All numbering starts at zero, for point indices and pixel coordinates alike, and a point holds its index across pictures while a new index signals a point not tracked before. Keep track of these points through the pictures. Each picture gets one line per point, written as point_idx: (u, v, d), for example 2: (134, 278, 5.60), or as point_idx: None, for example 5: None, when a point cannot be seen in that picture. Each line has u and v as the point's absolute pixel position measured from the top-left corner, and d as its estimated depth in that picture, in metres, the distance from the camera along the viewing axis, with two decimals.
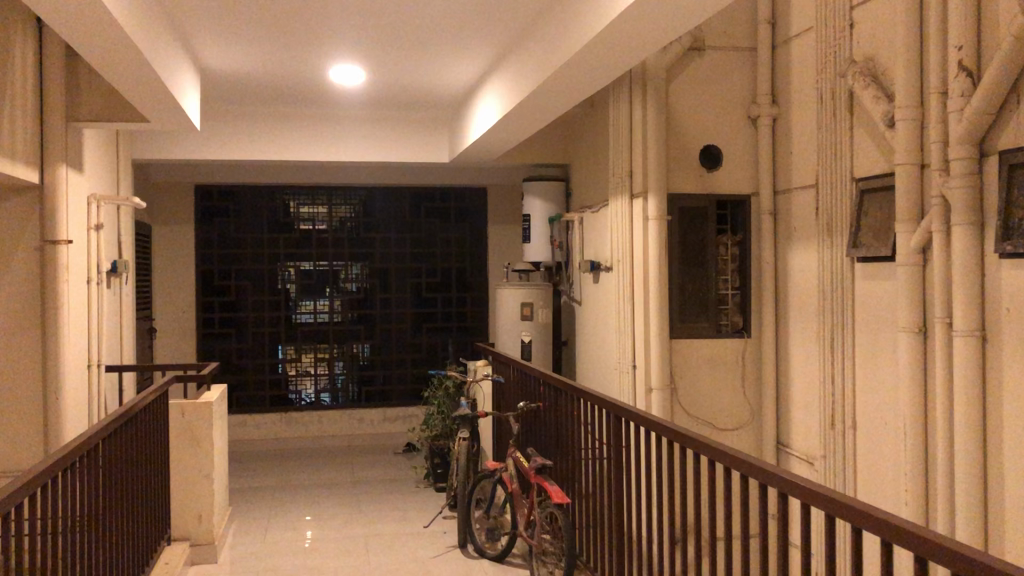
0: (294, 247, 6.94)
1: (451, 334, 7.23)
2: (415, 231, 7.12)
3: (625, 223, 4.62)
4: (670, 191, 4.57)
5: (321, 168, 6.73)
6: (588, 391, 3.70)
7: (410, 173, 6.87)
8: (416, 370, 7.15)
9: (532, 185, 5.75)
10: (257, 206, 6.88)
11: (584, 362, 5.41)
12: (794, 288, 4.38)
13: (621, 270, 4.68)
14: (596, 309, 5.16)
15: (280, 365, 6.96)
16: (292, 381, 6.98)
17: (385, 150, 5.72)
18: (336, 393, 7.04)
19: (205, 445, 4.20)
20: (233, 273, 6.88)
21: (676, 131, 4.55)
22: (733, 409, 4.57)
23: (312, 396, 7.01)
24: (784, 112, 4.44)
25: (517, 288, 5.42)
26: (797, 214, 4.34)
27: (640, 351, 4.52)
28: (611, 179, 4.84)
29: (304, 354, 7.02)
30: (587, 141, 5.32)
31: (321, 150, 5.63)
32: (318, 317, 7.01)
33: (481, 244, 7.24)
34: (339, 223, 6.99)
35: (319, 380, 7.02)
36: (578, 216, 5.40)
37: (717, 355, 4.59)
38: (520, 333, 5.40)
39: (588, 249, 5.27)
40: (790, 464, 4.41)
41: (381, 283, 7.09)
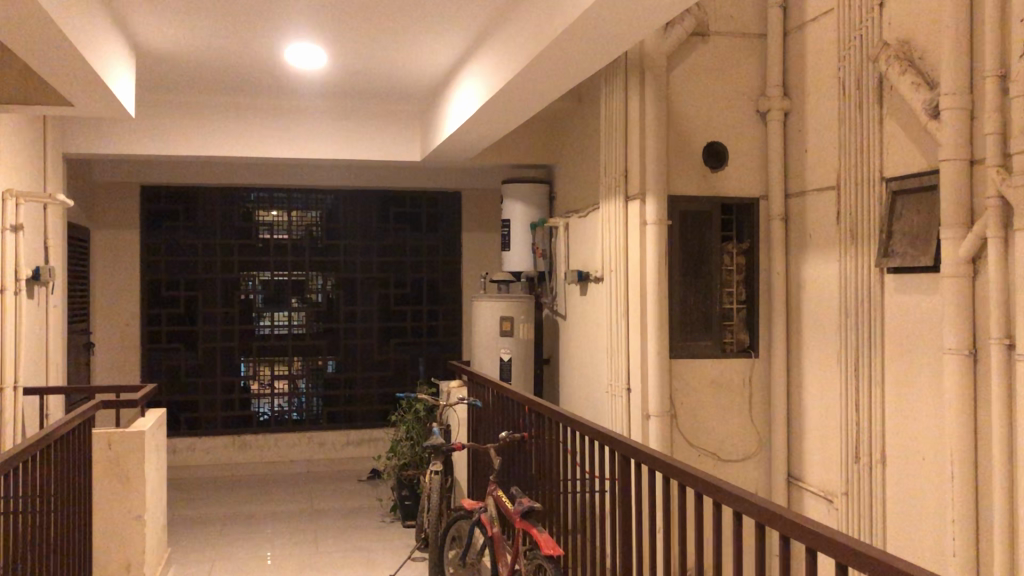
0: (250, 254, 6.37)
1: (422, 350, 6.67)
2: (384, 238, 6.57)
3: (620, 228, 4.12)
4: (670, 193, 4.06)
5: (281, 168, 6.16)
6: (580, 419, 3.17)
7: (378, 175, 6.32)
8: (383, 389, 6.59)
9: (512, 187, 5.24)
10: (211, 209, 6.29)
11: (569, 383, 4.90)
12: (809, 304, 3.90)
13: (615, 281, 4.17)
14: (585, 326, 4.65)
15: (242, 382, 6.38)
16: (252, 396, 6.39)
17: (350, 147, 5.18)
18: (298, 410, 6.46)
19: (136, 480, 3.63)
20: (182, 282, 6.28)
21: (677, 125, 4.05)
22: (739, 438, 4.08)
23: (271, 413, 6.42)
24: (800, 106, 3.97)
25: (495, 300, 4.89)
26: (812, 219, 3.87)
27: (636, 373, 4.00)
28: (603, 179, 4.33)
29: (264, 367, 6.43)
30: (574, 139, 4.82)
31: (280, 146, 5.08)
32: (276, 331, 6.43)
33: (456, 253, 6.70)
34: (300, 228, 6.43)
35: (278, 396, 6.43)
36: (564, 221, 4.91)
37: (722, 379, 4.09)
38: (499, 350, 4.88)
39: (576, 258, 4.76)
40: (806, 501, 3.92)
41: (345, 294, 6.52)
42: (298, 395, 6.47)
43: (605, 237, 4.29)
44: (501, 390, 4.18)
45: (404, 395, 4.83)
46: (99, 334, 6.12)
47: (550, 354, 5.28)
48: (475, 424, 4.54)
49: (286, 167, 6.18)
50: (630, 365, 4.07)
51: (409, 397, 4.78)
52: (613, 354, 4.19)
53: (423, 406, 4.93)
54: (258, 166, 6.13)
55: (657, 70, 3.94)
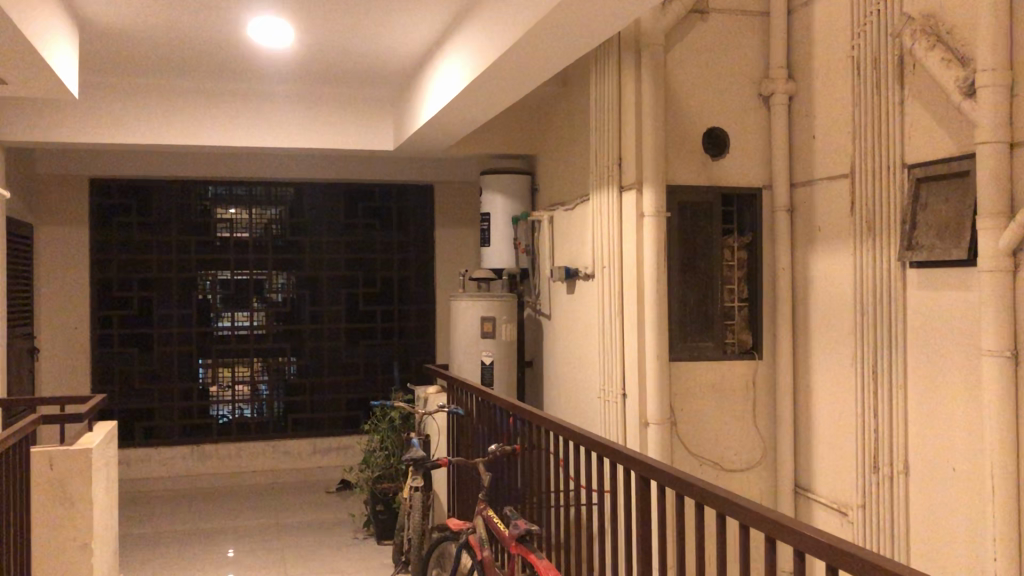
0: (209, 252, 5.97)
1: (392, 352, 6.30)
2: (351, 234, 6.20)
3: (614, 221, 3.81)
4: (669, 182, 3.75)
5: (241, 160, 5.77)
6: (579, 430, 2.85)
7: (346, 167, 5.94)
8: (352, 394, 6.22)
9: (491, 179, 4.91)
10: (165, 204, 5.88)
11: (555, 387, 4.59)
12: (817, 301, 3.63)
13: (608, 278, 3.86)
14: (573, 326, 4.34)
15: (201, 378, 5.98)
16: (212, 400, 5.99)
17: (318, 135, 4.82)
18: (260, 406, 6.07)
19: (82, 504, 3.24)
20: (135, 282, 5.86)
21: (675, 109, 3.75)
22: (742, 446, 3.80)
23: (231, 415, 6.02)
24: (806, 89, 3.69)
25: (476, 299, 4.57)
26: (822, 211, 3.60)
27: (633, 377, 3.70)
28: (594, 168, 4.02)
29: (222, 369, 6.02)
30: (560, 127, 4.51)
31: (241, 134, 4.70)
32: (237, 333, 6.03)
33: (428, 249, 6.34)
34: (262, 226, 6.05)
35: (237, 393, 6.03)
36: (548, 215, 4.59)
37: (724, 382, 3.80)
38: (480, 353, 4.55)
39: (562, 254, 4.45)
40: (815, 513, 3.65)
41: (310, 294, 6.15)
42: (261, 401, 6.08)
43: (596, 230, 3.99)
44: (485, 398, 3.85)
45: (378, 402, 4.49)
46: (44, 338, 5.68)
47: (532, 355, 4.97)
48: (456, 433, 4.21)
49: (246, 158, 5.78)
50: (626, 369, 3.77)
51: (384, 405, 4.44)
52: (607, 357, 3.89)
53: (398, 414, 4.59)
54: (216, 157, 5.73)
55: (654, 49, 3.63)
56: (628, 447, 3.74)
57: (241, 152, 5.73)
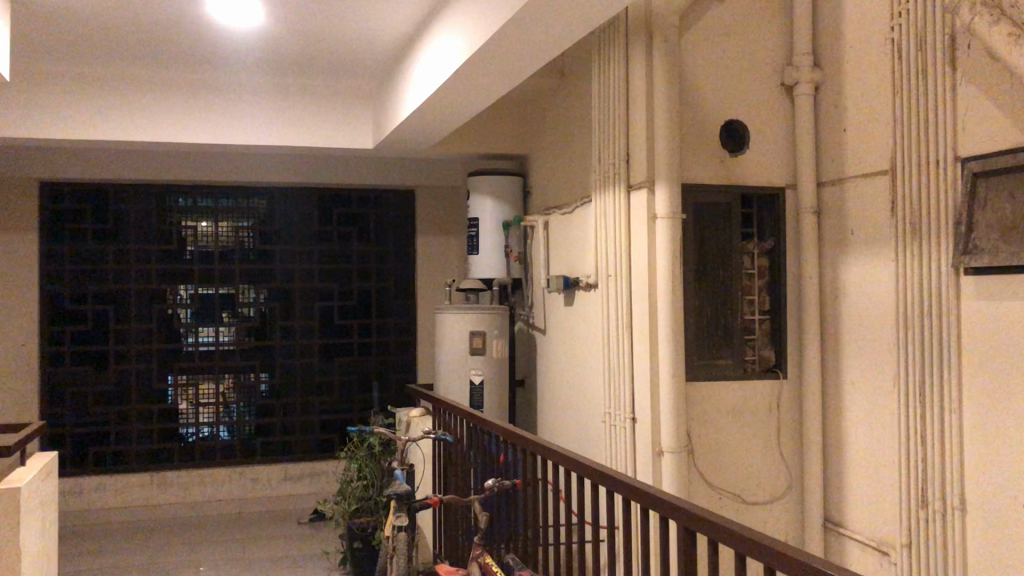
0: (171, 261, 5.49)
1: (370, 370, 5.84)
2: (326, 242, 5.75)
3: (622, 223, 3.40)
4: (684, 180, 3.34)
5: (206, 161, 5.31)
6: (592, 463, 2.44)
7: (322, 170, 5.49)
8: (327, 415, 5.75)
9: (478, 180, 4.49)
10: (124, 210, 5.41)
11: (552, 409, 4.16)
12: (850, 314, 3.24)
13: (615, 288, 3.45)
14: (573, 342, 3.92)
15: (170, 393, 5.51)
16: (182, 416, 5.52)
17: (291, 131, 4.39)
18: (235, 426, 5.60)
19: (9, 551, 2.77)
20: (89, 294, 5.37)
21: (691, 99, 3.35)
22: (765, 476, 3.39)
23: (196, 434, 5.53)
24: (835, 77, 3.32)
25: (463, 313, 4.13)
26: (855, 213, 3.22)
27: (645, 401, 3.28)
28: (597, 166, 3.61)
29: (200, 381, 5.57)
30: (556, 123, 4.11)
31: (205, 128, 4.26)
32: (202, 350, 5.56)
33: (409, 259, 5.89)
34: (232, 237, 5.59)
35: (202, 411, 5.55)
36: (544, 219, 4.19)
37: (746, 405, 3.39)
38: (469, 372, 4.13)
39: (560, 263, 4.04)
40: (849, 553, 3.24)
41: (281, 308, 5.69)
42: (227, 424, 5.59)
43: (600, 236, 3.58)
44: (478, 424, 3.42)
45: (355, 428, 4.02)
46: None
47: (525, 374, 4.55)
48: (444, 462, 3.78)
49: (213, 157, 5.31)
50: (636, 391, 3.35)
51: (361, 430, 3.97)
52: (614, 377, 3.47)
53: (377, 441, 4.13)
54: (179, 157, 5.26)
55: (667, 32, 3.24)
56: (639, 479, 3.31)
57: (206, 152, 5.27)
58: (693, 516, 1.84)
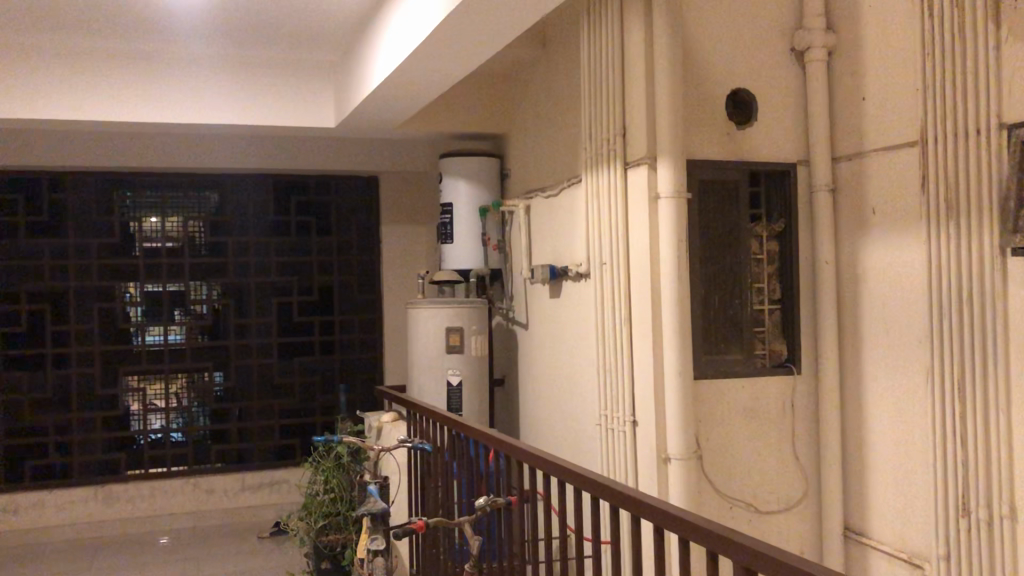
0: (114, 255, 5.03)
1: (333, 370, 5.41)
2: (283, 233, 5.32)
3: (619, 205, 3.06)
4: (688, 155, 2.99)
5: (151, 145, 4.82)
6: (591, 476, 2.08)
7: (279, 153, 5.04)
8: (287, 419, 5.32)
9: (451, 161, 4.11)
10: (63, 201, 4.94)
11: (537, 412, 3.80)
12: (871, 302, 2.92)
13: (611, 277, 3.10)
14: (560, 338, 3.57)
15: (121, 397, 5.04)
16: (134, 418, 5.07)
17: (244, 108, 4.00)
18: (190, 431, 5.16)
19: None
20: (23, 293, 4.87)
21: (694, 66, 3.01)
22: (779, 483, 3.07)
23: (152, 435, 5.09)
24: (851, 41, 3.00)
25: (439, 307, 3.76)
26: (876, 190, 2.90)
27: (649, 402, 2.94)
28: (587, 142, 3.26)
29: (153, 382, 5.12)
30: (538, 99, 3.74)
31: (148, 106, 3.86)
32: (149, 351, 5.10)
33: (373, 250, 5.47)
34: (184, 232, 5.15)
35: (155, 415, 5.11)
36: (525, 203, 3.84)
37: (758, 404, 3.06)
38: (446, 372, 3.75)
39: (544, 251, 3.69)
40: (874, 568, 2.91)
41: (236, 305, 5.25)
42: (180, 433, 5.15)
43: (591, 220, 3.23)
44: (461, 432, 3.05)
45: (320, 438, 3.56)
46: None
47: (505, 373, 4.18)
48: (422, 473, 3.41)
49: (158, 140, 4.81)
50: (638, 391, 3.01)
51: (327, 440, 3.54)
52: (612, 376, 3.13)
53: (345, 453, 3.72)
54: (121, 140, 4.78)
55: None
56: (642, 489, 2.97)
57: (151, 135, 4.78)
58: (747, 551, 1.45)
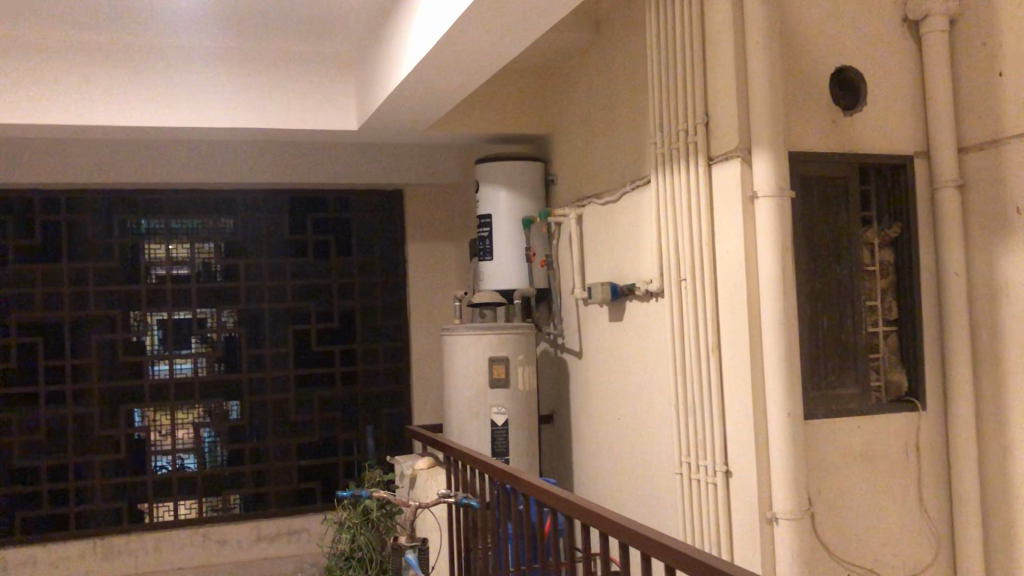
0: (114, 280, 4.44)
1: (358, 402, 4.77)
2: (300, 254, 4.71)
3: (703, 208, 2.54)
4: (790, 146, 2.44)
5: (152, 152, 4.20)
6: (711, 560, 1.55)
7: (293, 159, 4.40)
8: (306, 461, 4.68)
9: (488, 167, 3.58)
10: (56, 221, 4.37)
11: (596, 455, 3.26)
12: (1015, 320, 2.37)
13: (695, 296, 2.58)
14: (625, 370, 3.03)
15: (139, 432, 4.44)
16: (150, 454, 4.46)
17: (252, 108, 3.49)
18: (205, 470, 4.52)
19: None
20: (11, 325, 4.29)
21: (793, 40, 2.47)
22: (905, 543, 2.51)
23: (168, 465, 4.48)
24: (979, 6, 2.46)
25: (480, 333, 3.23)
26: (1017, 183, 2.35)
27: (749, 447, 2.40)
28: (658, 136, 2.73)
29: (163, 414, 4.50)
30: (592, 91, 3.21)
31: (143, 107, 3.35)
32: (154, 386, 4.50)
33: (397, 272, 4.86)
34: (205, 260, 4.58)
35: (171, 445, 4.48)
36: (576, 213, 3.32)
37: (878, 448, 2.51)
38: (490, 410, 3.22)
39: (602, 267, 3.17)
40: None
41: (249, 333, 4.62)
42: (195, 480, 4.51)
43: (665, 230, 2.70)
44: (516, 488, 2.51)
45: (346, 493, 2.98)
46: None
47: (554, 408, 3.65)
48: (467, 534, 2.88)
49: (162, 147, 4.18)
50: (732, 433, 2.47)
51: (357, 495, 2.89)
52: (696, 416, 2.59)
53: (377, 512, 3.17)
54: (118, 149, 4.16)
55: None
56: (742, 555, 2.43)
57: (152, 142, 4.20)
58: None
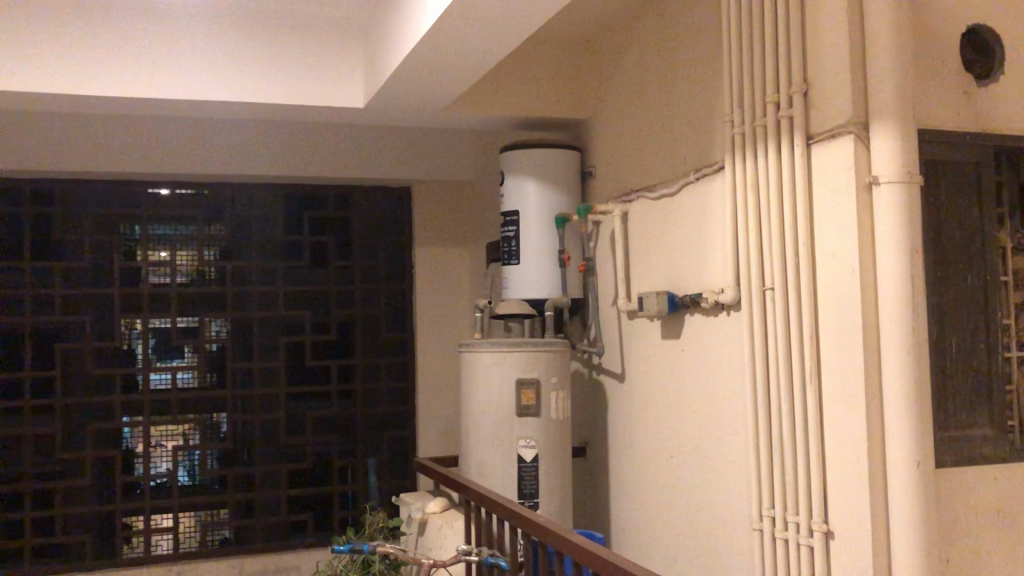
0: (86, 284, 3.79)
1: (357, 426, 4.15)
2: (294, 257, 4.09)
3: (798, 199, 2.02)
4: (920, 122, 1.92)
5: (130, 131, 3.64)
6: None
7: (290, 148, 3.86)
8: (298, 490, 4.03)
9: (514, 156, 3.05)
10: (18, 210, 3.72)
11: (643, 497, 2.73)
12: None
13: (787, 310, 2.05)
14: (685, 398, 2.51)
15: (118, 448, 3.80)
16: (125, 480, 3.80)
17: (239, 79, 2.97)
18: (184, 498, 3.87)
19: None
20: None
21: None
22: None
23: (143, 490, 3.83)
24: None
25: (505, 351, 2.70)
26: None
27: (862, 503, 1.86)
28: (737, 112, 2.21)
29: (142, 428, 3.84)
30: (645, 63, 2.70)
31: (112, 76, 2.83)
32: (127, 403, 3.83)
33: (404, 278, 4.26)
34: (195, 270, 3.95)
35: (149, 466, 3.84)
36: (622, 210, 2.81)
37: (1021, 505, 1.97)
38: (517, 442, 2.68)
39: (655, 275, 2.65)
40: None
41: (238, 345, 3.99)
42: (172, 514, 3.85)
43: (746, 228, 2.18)
44: (566, 551, 1.98)
45: (350, 547, 2.43)
46: None
47: (589, 439, 3.12)
48: None
49: (139, 130, 3.65)
50: (837, 484, 1.94)
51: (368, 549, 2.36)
52: (785, 461, 2.06)
53: (381, 565, 2.69)
54: (90, 126, 3.59)
55: None
56: None
57: (131, 119, 3.64)
58: None
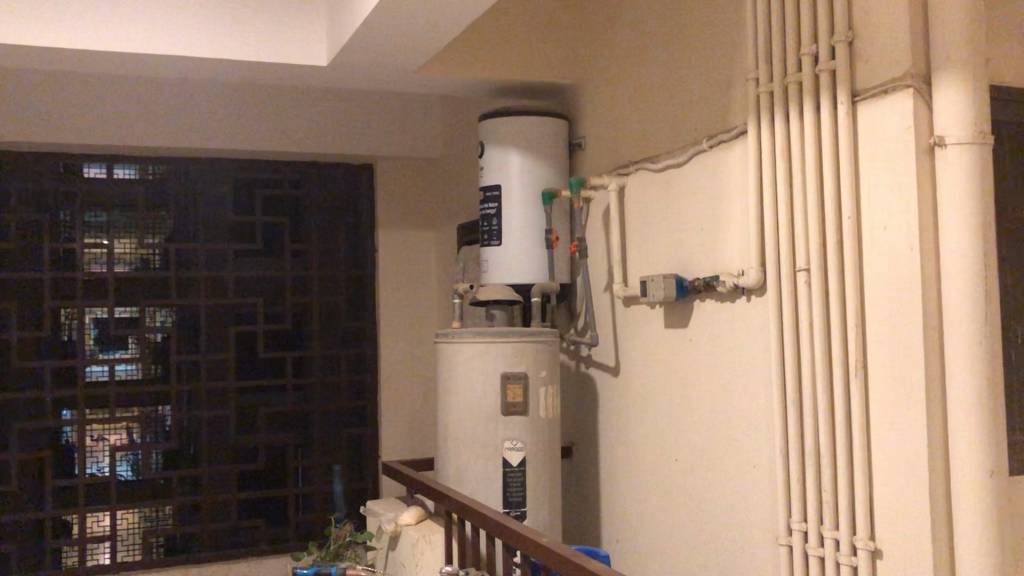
0: (12, 266, 3.39)
1: (315, 424, 3.80)
2: (246, 239, 3.72)
3: (840, 166, 1.74)
4: (995, 74, 1.68)
5: (64, 93, 3.27)
6: None
7: (243, 117, 3.49)
8: (250, 493, 3.67)
9: (496, 125, 2.74)
10: None
11: (643, 503, 2.45)
12: None
13: (826, 295, 1.77)
14: (694, 395, 2.22)
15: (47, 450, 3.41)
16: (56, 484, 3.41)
17: (185, 30, 2.61)
18: (122, 504, 3.49)
19: None
20: None
21: None
22: None
23: (76, 496, 3.44)
24: None
25: (490, 342, 2.39)
26: None
27: (923, 516, 1.59)
28: (764, 68, 1.93)
29: (75, 427, 3.45)
30: (649, 19, 2.41)
31: (38, 22, 2.45)
32: (58, 400, 3.44)
33: (366, 262, 3.92)
34: (140, 257, 3.57)
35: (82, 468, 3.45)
36: (618, 184, 2.52)
37: None
38: (502, 444, 2.38)
39: (658, 256, 2.36)
40: None
41: (183, 335, 3.62)
42: (110, 522, 3.47)
43: (774, 201, 1.90)
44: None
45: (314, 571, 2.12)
46: None
47: (577, 439, 2.83)
48: None
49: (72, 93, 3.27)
50: (889, 496, 1.67)
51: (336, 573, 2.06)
52: (822, 469, 1.78)
53: None
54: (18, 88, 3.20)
55: None
56: None
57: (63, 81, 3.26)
58: None
